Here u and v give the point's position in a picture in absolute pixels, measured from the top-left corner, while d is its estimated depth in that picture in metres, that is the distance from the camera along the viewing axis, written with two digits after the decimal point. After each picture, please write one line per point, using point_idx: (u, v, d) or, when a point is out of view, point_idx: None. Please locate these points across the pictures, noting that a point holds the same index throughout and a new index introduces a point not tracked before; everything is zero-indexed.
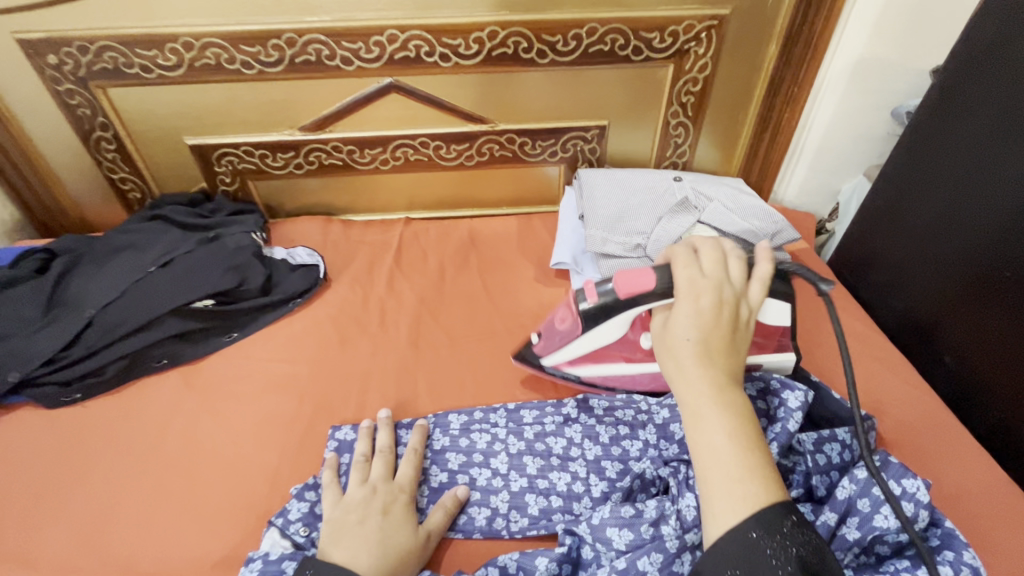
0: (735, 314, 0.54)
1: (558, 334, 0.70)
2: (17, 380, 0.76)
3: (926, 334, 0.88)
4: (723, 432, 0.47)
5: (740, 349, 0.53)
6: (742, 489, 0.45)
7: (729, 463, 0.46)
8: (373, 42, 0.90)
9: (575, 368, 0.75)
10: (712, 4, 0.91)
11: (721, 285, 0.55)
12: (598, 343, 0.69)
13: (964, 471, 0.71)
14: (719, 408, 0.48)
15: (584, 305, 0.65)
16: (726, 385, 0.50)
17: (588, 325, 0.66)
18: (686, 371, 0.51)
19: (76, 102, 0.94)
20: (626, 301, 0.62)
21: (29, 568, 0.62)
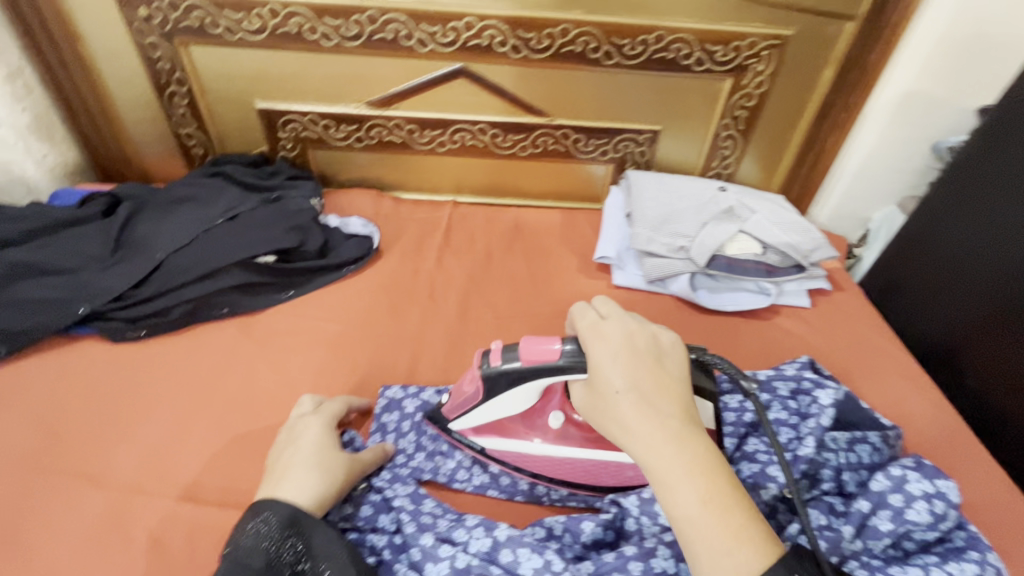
0: (662, 364, 0.55)
1: (463, 396, 0.65)
2: (86, 313, 0.80)
3: (948, 358, 0.92)
4: (696, 495, 0.48)
5: (684, 398, 0.54)
6: (733, 554, 0.45)
7: (711, 527, 0.47)
8: (450, 27, 0.94)
9: (482, 438, 0.69)
10: (776, 25, 0.95)
11: (637, 338, 0.56)
12: (503, 412, 0.65)
13: (980, 485, 0.75)
14: (685, 468, 0.49)
15: (487, 369, 0.62)
16: (686, 443, 0.51)
17: (492, 390, 0.63)
18: (641, 437, 0.51)
19: (157, 56, 0.98)
20: (529, 370, 0.60)
21: (100, 485, 0.66)
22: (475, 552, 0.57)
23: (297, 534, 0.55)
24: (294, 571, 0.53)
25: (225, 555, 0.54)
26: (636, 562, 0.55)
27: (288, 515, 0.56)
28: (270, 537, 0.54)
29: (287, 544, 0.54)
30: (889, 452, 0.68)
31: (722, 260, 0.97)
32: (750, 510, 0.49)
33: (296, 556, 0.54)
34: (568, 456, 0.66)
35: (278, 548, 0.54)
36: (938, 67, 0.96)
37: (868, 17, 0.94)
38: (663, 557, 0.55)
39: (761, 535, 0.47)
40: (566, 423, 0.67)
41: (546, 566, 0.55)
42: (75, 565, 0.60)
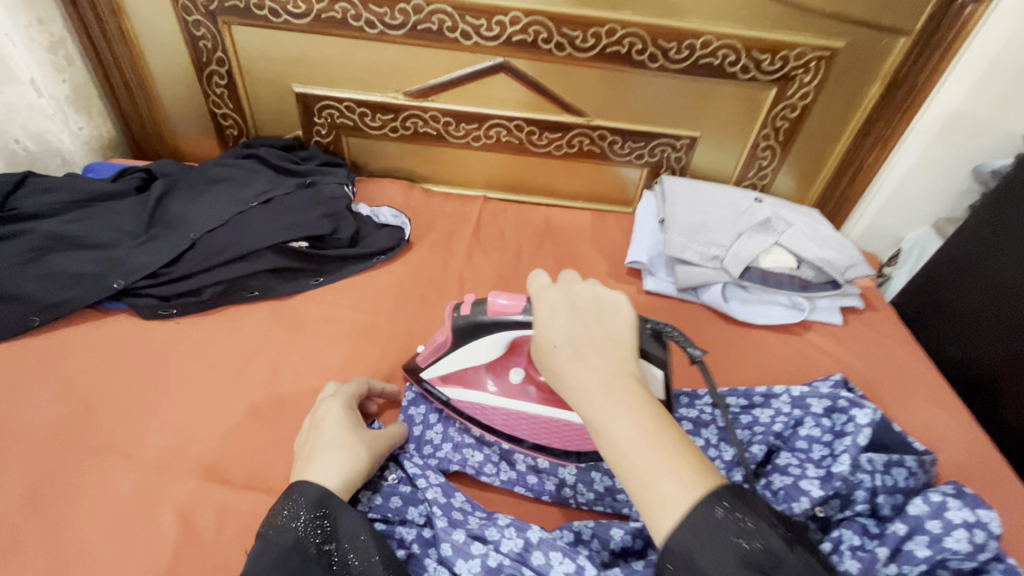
0: (599, 314, 0.51)
1: (436, 344, 0.69)
2: (120, 288, 0.80)
3: (984, 386, 0.90)
4: (627, 436, 0.44)
5: (624, 344, 0.50)
6: (662, 490, 0.41)
7: (640, 467, 0.43)
8: (496, 21, 0.93)
9: (447, 388, 0.72)
10: (827, 36, 0.93)
11: (575, 293, 0.53)
12: (468, 362, 0.68)
13: (1016, 515, 0.73)
14: (617, 407, 0.45)
15: (456, 316, 0.65)
16: (617, 384, 0.46)
17: (458, 338, 0.66)
18: (572, 385, 0.48)
19: (200, 34, 0.98)
20: (494, 322, 0.62)
21: (129, 459, 0.66)
22: (506, 551, 0.56)
23: (325, 515, 0.54)
24: (320, 551, 0.53)
25: (258, 533, 0.54)
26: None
27: (317, 495, 0.55)
28: (297, 517, 0.54)
29: (315, 525, 0.54)
30: (924, 478, 0.67)
31: (756, 272, 0.96)
32: (689, 447, 0.44)
33: (323, 537, 0.54)
34: (524, 411, 0.68)
35: (306, 528, 0.53)
36: (986, 88, 0.94)
37: (922, 33, 0.92)
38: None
39: (697, 473, 0.42)
40: (526, 380, 0.69)
41: (578, 571, 0.54)
42: (103, 538, 0.60)
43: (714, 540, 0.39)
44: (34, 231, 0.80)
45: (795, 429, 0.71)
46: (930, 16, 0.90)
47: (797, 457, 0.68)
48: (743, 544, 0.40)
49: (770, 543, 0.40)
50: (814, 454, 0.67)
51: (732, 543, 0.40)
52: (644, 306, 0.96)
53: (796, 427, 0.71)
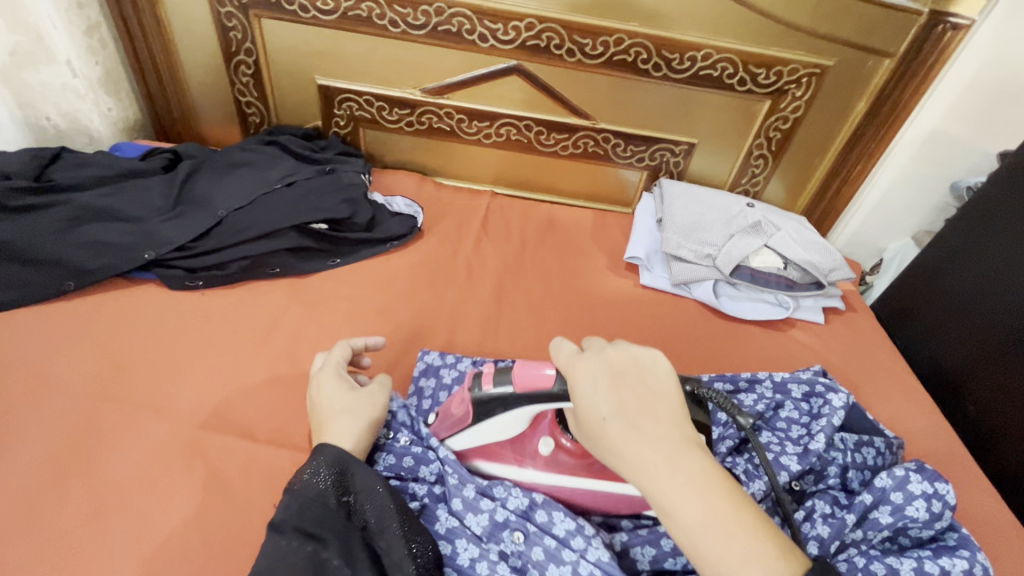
0: (644, 383, 0.52)
1: (453, 419, 0.65)
2: (150, 259, 0.85)
3: (953, 385, 0.97)
4: (698, 519, 0.45)
5: (674, 414, 0.51)
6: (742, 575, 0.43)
7: (716, 550, 0.44)
8: (512, 26, 0.99)
9: (475, 463, 0.67)
10: (819, 54, 1.00)
11: (614, 362, 0.53)
12: (492, 437, 0.64)
13: (974, 498, 0.79)
14: (681, 482, 0.46)
15: (478, 394, 0.61)
16: (680, 462, 0.47)
17: (481, 415, 0.62)
18: (633, 466, 0.48)
19: (231, 25, 1.03)
20: (521, 396, 0.59)
21: (160, 414, 0.71)
22: (512, 508, 0.62)
23: (342, 472, 0.59)
24: (339, 502, 0.58)
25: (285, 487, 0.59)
26: (667, 540, 0.60)
27: (338, 456, 0.59)
28: (320, 474, 0.58)
29: (335, 481, 0.59)
30: (891, 459, 0.74)
31: (745, 271, 1.03)
32: (756, 519, 0.46)
33: (342, 489, 0.59)
34: (564, 483, 0.64)
35: (328, 485, 0.58)
36: (962, 111, 1.02)
37: (906, 55, 0.99)
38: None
39: (771, 550, 0.44)
40: (556, 449, 0.64)
41: (578, 530, 0.60)
42: (139, 484, 0.65)
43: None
44: (70, 203, 0.85)
45: (775, 410, 0.78)
46: (914, 40, 0.98)
47: (776, 437, 0.74)
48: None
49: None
50: (792, 433, 0.74)
51: None
52: (640, 299, 1.02)
53: (777, 408, 0.78)
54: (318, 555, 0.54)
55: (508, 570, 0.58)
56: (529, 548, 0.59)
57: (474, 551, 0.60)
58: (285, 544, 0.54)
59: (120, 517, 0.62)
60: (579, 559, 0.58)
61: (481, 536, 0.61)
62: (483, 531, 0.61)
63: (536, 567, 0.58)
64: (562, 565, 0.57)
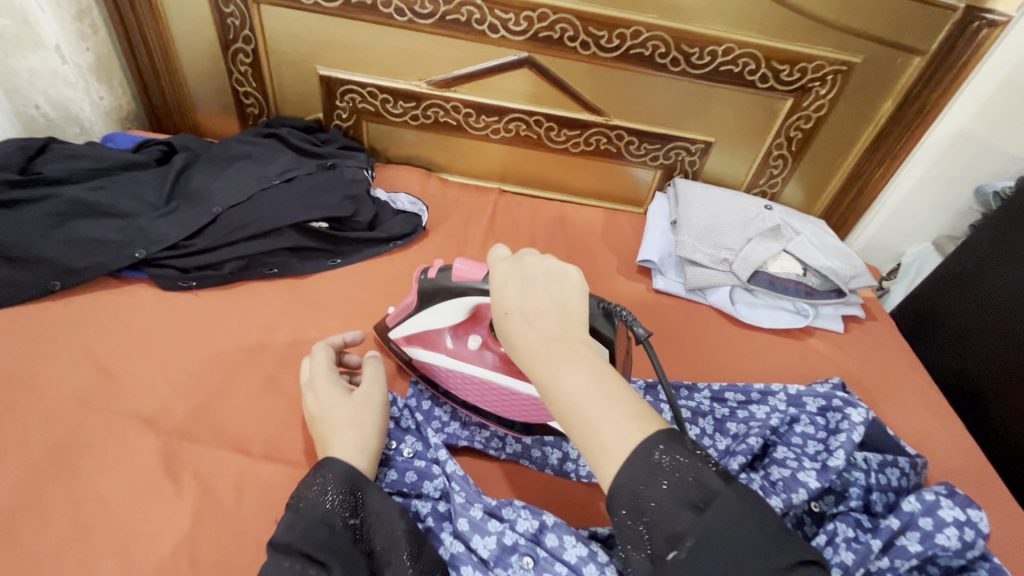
0: (550, 283, 0.50)
1: (405, 306, 0.72)
2: (141, 257, 0.81)
3: (979, 400, 0.93)
4: (572, 388, 0.43)
5: (574, 311, 0.49)
6: (603, 438, 0.41)
7: (587, 423, 0.42)
8: (524, 16, 0.95)
9: (411, 350, 0.74)
10: (845, 51, 0.96)
11: (528, 264, 0.52)
12: (430, 325, 0.69)
13: (1003, 520, 0.76)
14: (563, 361, 0.44)
15: (424, 278, 0.67)
16: (565, 342, 0.46)
17: (422, 302, 0.68)
18: (520, 345, 0.47)
19: (229, 11, 0.99)
20: (455, 288, 0.63)
21: (149, 424, 0.68)
22: (521, 531, 0.59)
23: (353, 492, 0.56)
24: (346, 525, 0.54)
25: (289, 504, 0.55)
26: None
27: (347, 473, 0.56)
28: (327, 494, 0.54)
29: (342, 500, 0.55)
30: (914, 479, 0.70)
31: (764, 277, 0.98)
32: (633, 398, 0.43)
33: (350, 511, 0.55)
34: (477, 376, 0.68)
35: (336, 504, 0.54)
36: (993, 112, 0.97)
37: (938, 53, 0.94)
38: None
39: (637, 423, 0.41)
40: (483, 346, 0.69)
41: (591, 556, 0.56)
42: (125, 500, 0.61)
43: (650, 480, 0.40)
44: (56, 196, 0.80)
45: (790, 426, 0.74)
46: (946, 37, 0.93)
47: (793, 451, 0.70)
48: (681, 479, 0.40)
49: (704, 475, 0.40)
50: (808, 449, 0.69)
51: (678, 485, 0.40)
52: (653, 304, 0.98)
53: (791, 423, 0.74)
54: None
55: None
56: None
57: None
58: (288, 565, 0.50)
59: (105, 536, 0.59)
60: None
61: (487, 560, 0.57)
62: (490, 555, 0.57)
63: None
64: None
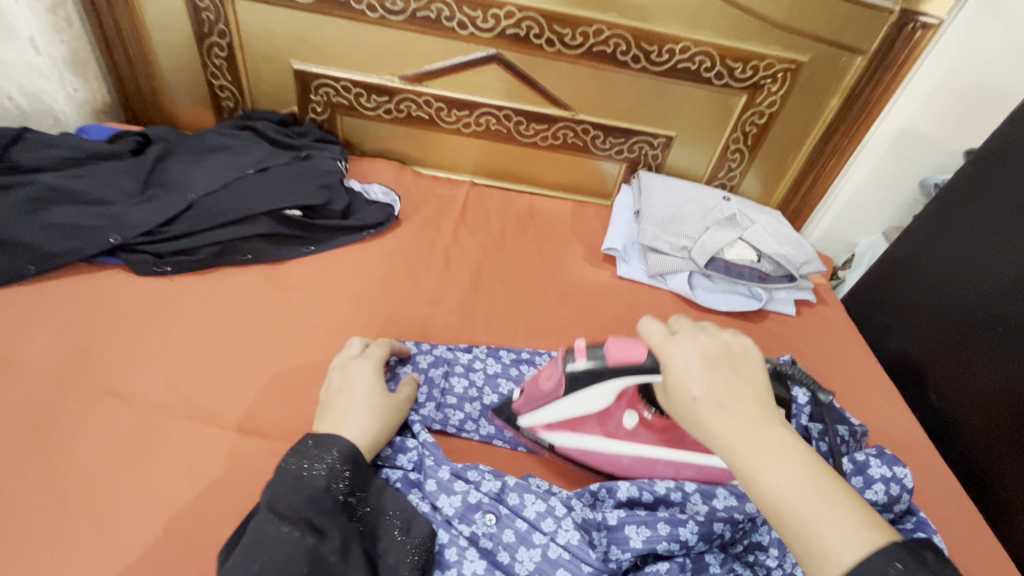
0: (735, 365, 0.51)
1: (540, 391, 0.68)
2: (116, 243, 0.83)
3: (915, 374, 0.99)
4: (785, 487, 0.43)
5: (763, 396, 0.50)
6: (825, 543, 0.40)
7: (806, 524, 0.42)
8: (491, 14, 0.99)
9: (554, 435, 0.72)
10: (794, 50, 1.02)
11: (705, 342, 0.52)
12: (580, 410, 0.68)
13: (932, 480, 0.82)
14: (775, 456, 0.45)
15: (571, 367, 0.63)
16: (771, 437, 0.46)
17: (572, 389, 0.65)
18: (722, 437, 0.47)
19: (203, 6, 1.01)
20: (612, 370, 0.60)
21: (124, 400, 0.70)
22: (485, 491, 0.62)
23: (350, 471, 0.57)
24: (344, 501, 0.56)
25: (282, 464, 0.56)
26: (665, 525, 0.57)
27: (351, 451, 0.58)
28: (333, 468, 0.56)
29: (347, 478, 0.57)
30: (854, 446, 0.75)
31: (721, 262, 1.03)
32: (852, 500, 0.43)
33: (350, 488, 0.57)
34: (642, 452, 0.68)
35: (334, 479, 0.56)
36: (931, 109, 1.04)
37: (878, 53, 1.01)
38: (689, 529, 0.57)
39: (866, 532, 0.40)
40: (638, 423, 0.68)
41: (549, 511, 0.60)
42: (99, 472, 0.63)
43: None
44: (32, 183, 0.82)
45: None
46: (885, 38, 1.00)
47: None
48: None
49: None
50: None
51: None
52: (617, 288, 1.03)
53: None
54: (316, 549, 0.52)
55: (478, 555, 0.58)
56: (500, 530, 0.59)
57: (444, 535, 0.59)
58: (286, 533, 0.52)
59: (79, 505, 0.61)
60: (549, 543, 0.58)
61: (452, 518, 0.61)
62: (455, 513, 0.61)
63: (506, 549, 0.58)
64: (532, 548, 0.58)
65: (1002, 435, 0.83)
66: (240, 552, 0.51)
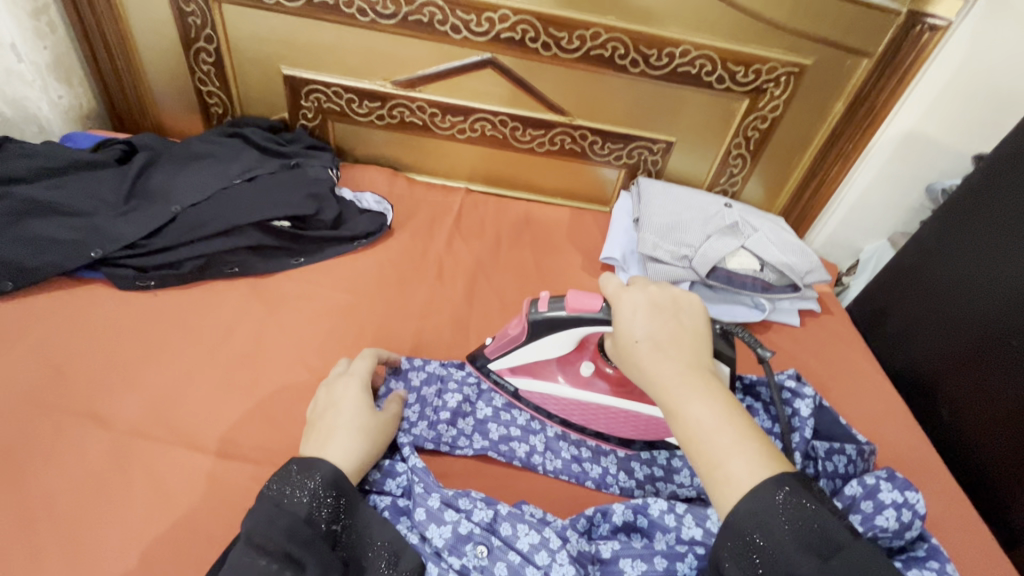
0: (677, 314, 0.57)
1: (507, 337, 0.74)
2: (97, 257, 0.80)
3: (926, 387, 0.96)
4: (703, 419, 0.48)
5: (699, 344, 0.55)
6: (730, 469, 0.45)
7: (714, 452, 0.47)
8: (485, 17, 0.96)
9: (515, 379, 0.76)
10: (797, 53, 0.99)
11: (654, 293, 0.58)
12: (542, 354, 0.73)
13: (943, 500, 0.79)
14: (698, 392, 0.50)
15: (534, 313, 0.70)
16: (698, 376, 0.51)
17: (533, 332, 0.71)
18: (653, 374, 0.52)
19: (189, 10, 0.98)
20: (571, 318, 0.67)
21: (102, 423, 0.67)
22: (477, 521, 0.59)
23: (334, 495, 0.55)
24: (328, 529, 0.54)
25: (262, 493, 0.54)
26: (662, 559, 0.56)
27: (333, 476, 0.56)
28: (314, 495, 0.54)
29: (329, 505, 0.55)
30: (862, 466, 0.72)
31: (722, 272, 1.00)
32: (762, 438, 0.48)
33: (333, 516, 0.55)
34: (596, 402, 0.73)
35: (316, 506, 0.54)
36: (938, 112, 1.01)
37: (884, 56, 0.98)
38: (687, 564, 0.56)
39: (765, 462, 0.46)
40: (595, 373, 0.74)
41: (543, 542, 0.57)
42: (75, 500, 0.61)
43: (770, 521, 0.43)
44: (10, 195, 0.79)
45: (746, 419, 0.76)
46: (892, 40, 0.97)
47: None
48: (801, 526, 0.43)
49: (830, 527, 0.43)
50: None
51: (802, 521, 0.43)
52: None
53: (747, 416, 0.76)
54: None
55: None
56: (492, 564, 0.56)
57: (433, 570, 0.56)
58: (261, 565, 0.49)
59: (52, 536, 0.58)
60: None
61: (441, 550, 0.57)
62: (444, 545, 0.57)
63: None
64: None
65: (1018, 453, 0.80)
66: None
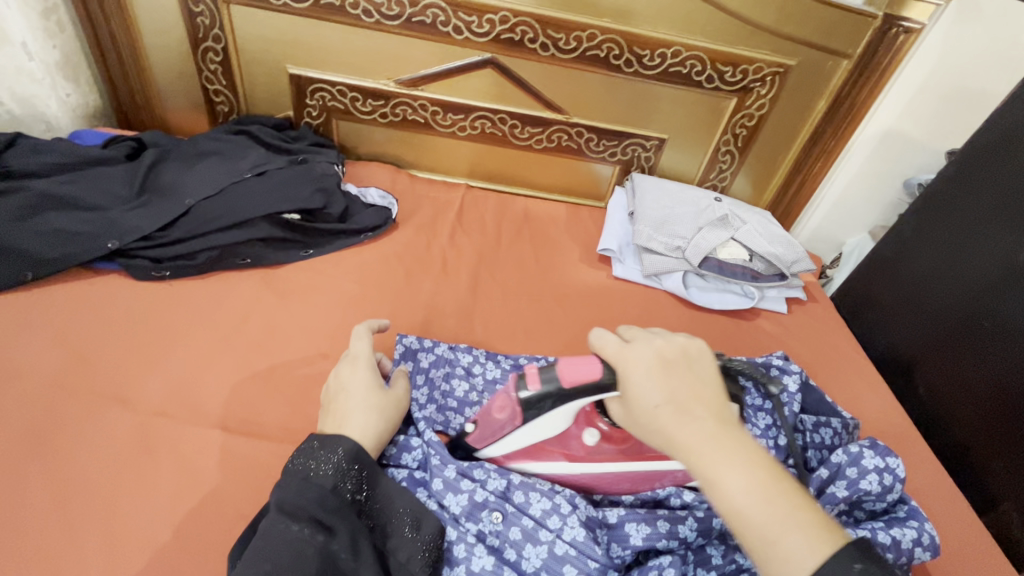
0: (689, 369, 0.52)
1: (493, 423, 0.62)
2: (113, 249, 0.83)
3: (905, 369, 1.02)
4: (744, 492, 0.45)
5: (718, 401, 0.51)
6: (788, 544, 0.42)
7: (763, 525, 0.44)
8: (486, 19, 1.00)
9: (513, 464, 0.65)
10: (782, 54, 1.04)
11: (661, 348, 0.53)
12: (539, 435, 0.62)
13: (922, 471, 0.84)
14: (733, 459, 0.46)
15: (524, 394, 0.58)
16: (728, 440, 0.48)
17: (526, 417, 0.59)
18: (681, 443, 0.48)
19: (198, 11, 1.01)
20: (569, 392, 0.57)
21: (125, 405, 0.70)
22: (491, 489, 0.63)
23: (359, 469, 0.58)
24: (353, 498, 0.57)
25: (286, 469, 0.57)
26: (664, 522, 0.60)
27: (352, 451, 0.58)
28: (338, 468, 0.57)
29: (352, 478, 0.58)
30: (847, 438, 0.77)
31: (713, 262, 1.05)
32: (805, 503, 0.45)
33: (357, 486, 0.58)
34: (607, 471, 0.63)
35: (341, 478, 0.57)
36: (915, 111, 1.07)
37: (863, 56, 1.04)
38: (688, 526, 0.60)
39: (819, 529, 0.43)
40: (600, 439, 0.62)
41: (554, 509, 0.61)
42: (103, 477, 0.63)
43: None
44: (28, 189, 0.81)
45: None
46: (870, 42, 1.03)
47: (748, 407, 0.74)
48: None
49: None
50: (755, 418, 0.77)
51: None
52: (612, 288, 1.04)
53: None
54: (328, 546, 0.54)
55: (486, 552, 0.60)
56: (507, 528, 0.60)
57: (452, 534, 0.61)
58: (296, 532, 0.53)
59: (83, 509, 0.61)
60: (554, 540, 0.59)
61: (459, 516, 0.62)
62: (461, 511, 0.62)
63: (513, 546, 0.60)
64: (538, 545, 0.59)
65: (988, 427, 0.86)
66: (249, 554, 0.52)
